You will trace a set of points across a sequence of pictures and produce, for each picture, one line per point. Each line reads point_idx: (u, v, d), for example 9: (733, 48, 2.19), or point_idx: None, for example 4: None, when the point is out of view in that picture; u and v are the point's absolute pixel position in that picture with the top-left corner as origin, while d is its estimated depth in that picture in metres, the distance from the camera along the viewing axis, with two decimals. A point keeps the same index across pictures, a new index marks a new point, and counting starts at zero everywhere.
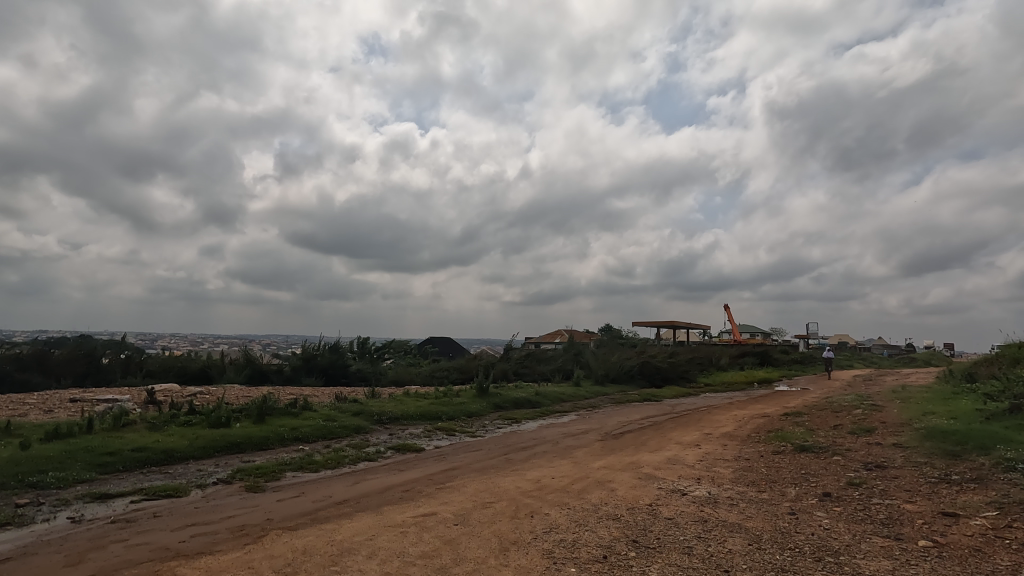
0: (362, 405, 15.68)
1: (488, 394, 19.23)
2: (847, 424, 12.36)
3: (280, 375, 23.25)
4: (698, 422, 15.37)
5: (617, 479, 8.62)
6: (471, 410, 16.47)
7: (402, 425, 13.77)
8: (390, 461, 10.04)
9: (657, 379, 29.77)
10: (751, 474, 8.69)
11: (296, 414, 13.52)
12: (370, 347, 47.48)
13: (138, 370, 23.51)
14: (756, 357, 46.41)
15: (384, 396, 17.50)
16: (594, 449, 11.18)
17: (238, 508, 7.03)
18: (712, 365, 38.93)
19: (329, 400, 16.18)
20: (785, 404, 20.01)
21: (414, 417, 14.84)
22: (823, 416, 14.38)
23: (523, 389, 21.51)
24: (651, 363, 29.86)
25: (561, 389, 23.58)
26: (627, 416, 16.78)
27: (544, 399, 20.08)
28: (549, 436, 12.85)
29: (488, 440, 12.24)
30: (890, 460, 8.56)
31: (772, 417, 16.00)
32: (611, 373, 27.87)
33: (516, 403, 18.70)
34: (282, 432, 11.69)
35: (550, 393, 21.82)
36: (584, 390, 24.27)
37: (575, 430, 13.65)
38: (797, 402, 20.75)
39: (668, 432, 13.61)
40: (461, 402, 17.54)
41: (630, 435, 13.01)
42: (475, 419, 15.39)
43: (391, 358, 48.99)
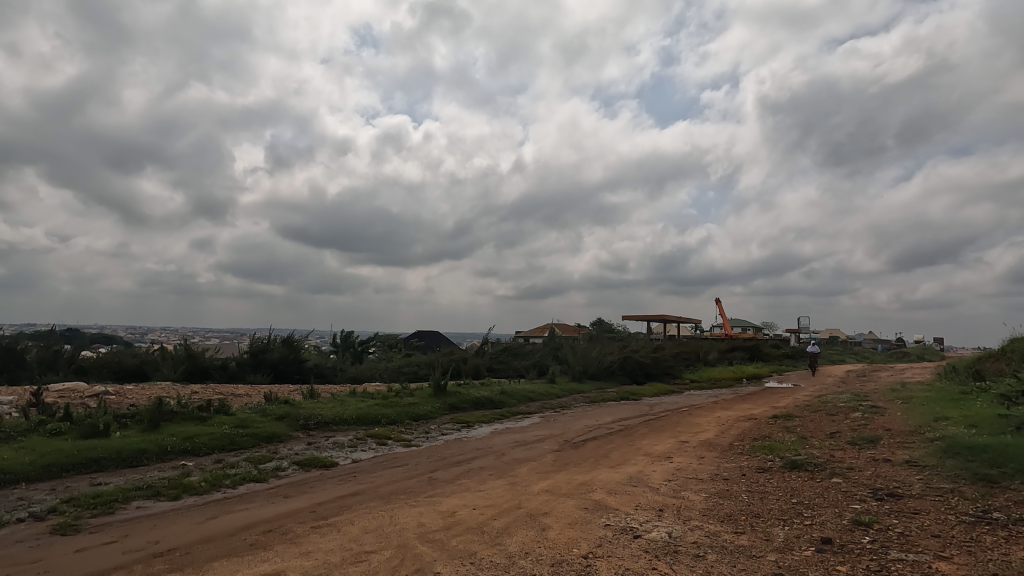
0: (291, 407, 13.67)
1: (445, 394, 17.29)
2: (846, 432, 10.47)
3: (225, 372, 21.17)
4: (675, 427, 13.44)
5: (555, 511, 6.67)
6: (419, 413, 14.47)
7: (328, 432, 11.80)
8: (281, 482, 8.04)
9: (639, 375, 27.94)
10: (727, 504, 6.78)
11: (200, 420, 11.50)
12: (352, 340, 45.58)
13: (67, 365, 21.37)
14: (747, 351, 44.89)
15: (323, 397, 15.50)
16: (543, 465, 9.21)
17: (9, 565, 5.03)
18: (700, 360, 37.16)
19: (256, 402, 14.16)
20: (775, 404, 18.18)
21: (348, 422, 12.87)
22: (817, 420, 12.56)
23: (488, 387, 19.57)
24: (633, 359, 28.03)
25: (532, 387, 21.65)
26: (596, 419, 14.90)
27: (509, 399, 18.17)
28: (495, 447, 10.84)
29: (421, 452, 10.26)
30: (906, 486, 6.66)
31: (760, 420, 14.16)
32: (589, 369, 26.02)
33: (475, 404, 16.75)
34: (167, 443, 9.67)
35: (519, 391, 19.91)
36: (558, 388, 22.37)
37: (529, 439, 11.66)
38: (787, 402, 18.98)
39: (637, 440, 11.67)
40: (410, 403, 15.56)
41: (592, 445, 11.04)
42: (420, 424, 13.43)
43: (370, 351, 46.98)
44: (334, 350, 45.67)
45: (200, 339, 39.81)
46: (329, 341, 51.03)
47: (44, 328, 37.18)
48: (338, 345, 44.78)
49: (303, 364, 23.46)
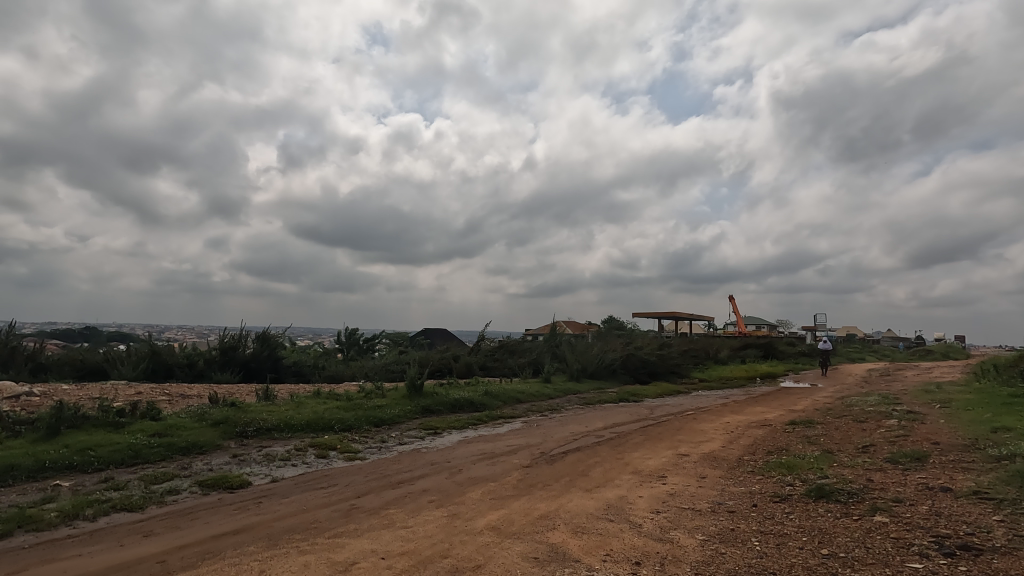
0: (234, 411, 11.99)
1: (421, 395, 15.54)
2: (882, 446, 8.55)
3: (192, 369, 19.70)
4: (675, 436, 11.53)
5: (492, 564, 4.83)
6: (382, 418, 12.71)
7: (263, 442, 10.07)
8: (159, 514, 6.29)
9: (643, 374, 26.04)
10: (731, 555, 4.89)
11: (114, 427, 9.84)
12: (356, 338, 44.30)
13: (28, 362, 19.93)
14: (760, 349, 42.77)
15: (280, 400, 13.81)
16: (501, 488, 7.36)
17: None
18: (710, 358, 35.08)
19: (197, 405, 12.50)
20: (790, 407, 16.20)
21: (295, 428, 11.14)
22: (843, 428, 10.62)
23: (471, 387, 17.81)
24: (637, 356, 26.11)
25: (522, 387, 19.83)
26: (586, 425, 13.04)
27: (494, 400, 16.40)
28: (453, 461, 9.02)
29: (360, 468, 8.48)
30: (983, 534, 4.75)
31: (775, 427, 12.22)
32: (588, 367, 24.17)
33: (453, 407, 14.96)
34: (52, 455, 8.00)
35: (506, 391, 18.10)
36: (551, 388, 20.53)
37: (497, 451, 9.84)
38: (803, 405, 17.01)
39: (627, 453, 9.79)
40: (376, 406, 13.82)
41: (571, 460, 9.19)
42: (380, 431, 11.67)
43: (376, 349, 45.67)
44: (337, 347, 44.47)
45: (196, 338, 38.67)
46: (329, 340, 49.76)
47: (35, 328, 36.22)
48: (340, 342, 43.51)
49: (279, 362, 21.95)
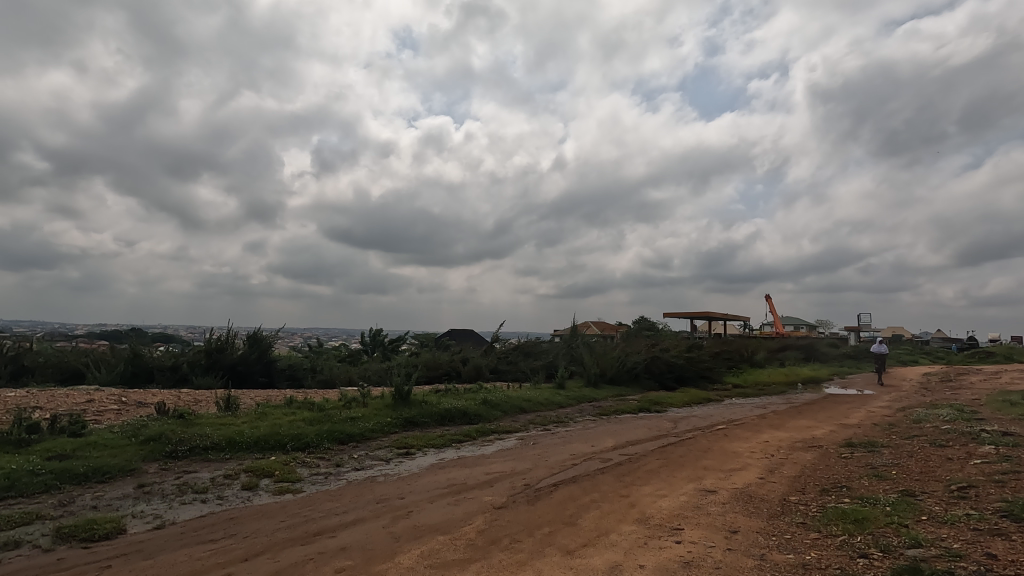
0: (177, 424, 10.26)
1: (407, 405, 13.64)
2: (989, 491, 6.17)
3: (175, 374, 18.28)
4: (700, 462, 9.28)
5: None
6: (350, 432, 10.81)
7: (188, 466, 8.27)
8: None
9: (669, 380, 23.60)
10: None
11: (12, 448, 8.20)
12: (381, 339, 43.09)
13: (9, 364, 18.55)
14: (801, 351, 39.66)
15: (241, 411, 12.05)
16: (447, 549, 5.33)
17: None
18: (745, 362, 32.21)
19: (139, 418, 10.83)
20: (842, 422, 13.66)
21: (239, 447, 9.34)
22: (920, 457, 8.21)
23: (469, 394, 15.83)
24: (662, 360, 23.67)
25: (530, 394, 17.73)
26: (593, 443, 10.88)
27: (492, 410, 14.38)
28: (406, 499, 7.04)
29: (282, 509, 6.55)
30: None
31: (828, 451, 9.83)
32: (608, 372, 21.95)
33: (442, 420, 12.98)
34: None
35: (509, 399, 16.06)
36: (562, 395, 18.35)
37: (469, 484, 7.80)
38: (856, 419, 14.40)
39: (635, 487, 7.63)
40: (349, 418, 11.95)
41: (559, 498, 7.09)
42: (341, 450, 9.78)
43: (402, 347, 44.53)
44: (361, 348, 43.36)
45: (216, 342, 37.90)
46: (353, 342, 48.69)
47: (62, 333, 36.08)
48: (364, 343, 42.35)
49: (272, 365, 20.38)
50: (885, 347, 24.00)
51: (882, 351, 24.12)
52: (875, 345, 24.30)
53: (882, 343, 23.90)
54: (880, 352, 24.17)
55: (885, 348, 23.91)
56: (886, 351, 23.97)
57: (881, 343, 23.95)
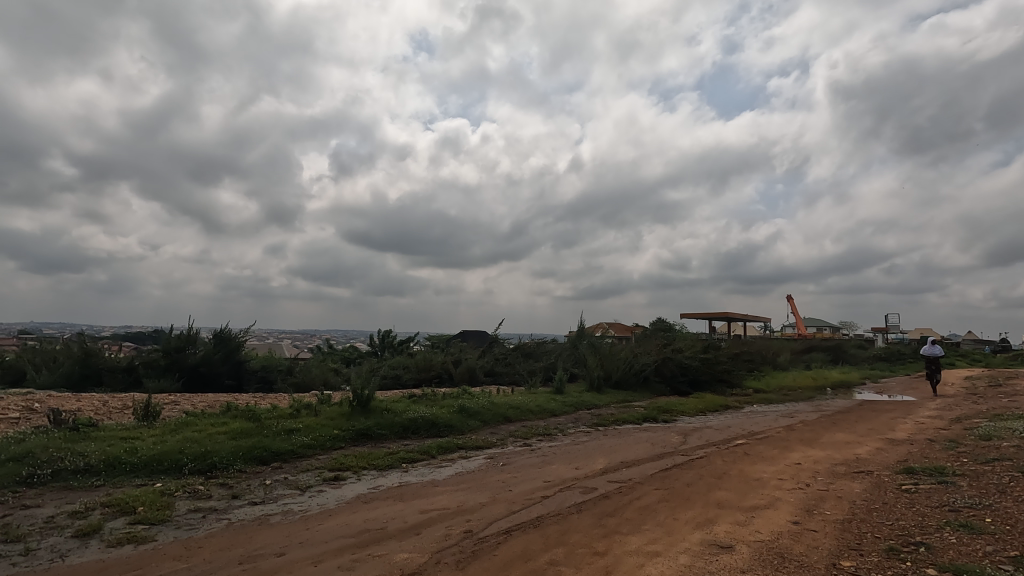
0: (60, 437, 8.32)
1: (366, 414, 11.59)
2: None
3: (128, 376, 16.61)
4: (711, 496, 7.03)
5: None
6: (277, 449, 8.78)
7: (30, 499, 6.31)
8: None
9: (682, 385, 21.25)
10: None
11: None
12: (390, 339, 41.35)
13: None
14: (828, 353, 37.03)
15: (161, 421, 10.13)
16: None
17: None
18: (767, 364, 29.67)
19: (25, 430, 8.93)
20: (888, 438, 11.27)
21: (118, 472, 7.35)
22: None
23: (447, 401, 13.72)
24: (674, 361, 21.36)
25: (520, 400, 15.57)
26: (578, 465, 8.69)
27: (469, 420, 12.27)
28: (285, 557, 4.97)
29: None
30: None
31: (882, 482, 7.50)
32: (613, 375, 19.81)
33: (403, 432, 10.89)
34: None
35: (493, 406, 13.93)
36: (558, 401, 16.16)
37: (390, 531, 5.67)
38: (905, 433, 12.00)
39: (618, 539, 5.43)
40: (287, 430, 9.93)
41: (503, 558, 4.95)
42: (254, 475, 7.74)
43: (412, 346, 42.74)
44: (370, 349, 41.74)
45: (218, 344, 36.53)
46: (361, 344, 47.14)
47: (65, 334, 35.01)
48: (373, 344, 40.63)
49: (241, 367, 18.55)
50: (940, 349, 21.29)
51: (935, 352, 21.41)
52: (927, 347, 21.57)
53: (935, 345, 21.20)
54: (931, 355, 21.47)
55: (939, 350, 21.24)
56: (939, 354, 21.28)
57: (935, 345, 21.24)
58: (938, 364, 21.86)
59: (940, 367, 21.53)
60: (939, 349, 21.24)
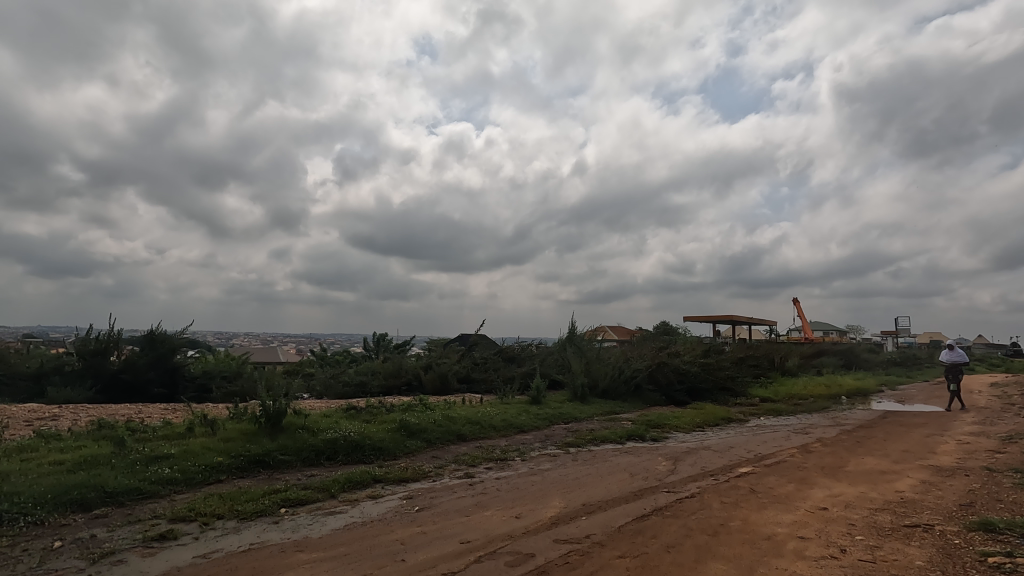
0: None
1: (275, 432, 9.26)
2: None
3: (34, 384, 14.64)
4: (699, 573, 4.68)
5: None
6: (114, 487, 6.48)
7: None
8: None
9: (680, 395, 18.77)
10: None
11: None
12: (387, 343, 38.91)
13: None
14: (840, 358, 34.65)
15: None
16: None
17: None
18: (775, 370, 27.29)
19: None
20: (934, 467, 8.85)
21: None
22: None
23: (390, 415, 11.37)
24: (670, 367, 19.00)
25: (484, 413, 13.20)
26: (520, 513, 6.32)
27: (407, 440, 9.94)
28: None
29: None
30: None
31: (954, 549, 5.10)
32: (599, 384, 17.49)
33: (314, 458, 8.58)
34: None
35: (446, 421, 11.59)
36: (530, 414, 13.81)
37: None
38: (952, 459, 9.58)
39: None
40: (152, 458, 7.62)
41: None
42: (48, 533, 5.43)
43: (417, 351, 39.60)
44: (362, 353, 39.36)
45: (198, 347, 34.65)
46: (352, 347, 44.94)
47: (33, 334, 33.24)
48: (369, 348, 38.27)
49: (176, 374, 16.15)
50: (962, 354, 18.43)
51: (957, 357, 18.53)
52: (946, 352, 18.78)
53: (955, 348, 18.37)
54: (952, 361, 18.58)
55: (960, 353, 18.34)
56: (962, 359, 18.37)
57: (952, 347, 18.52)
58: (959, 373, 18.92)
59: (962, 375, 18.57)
60: (961, 353, 18.37)
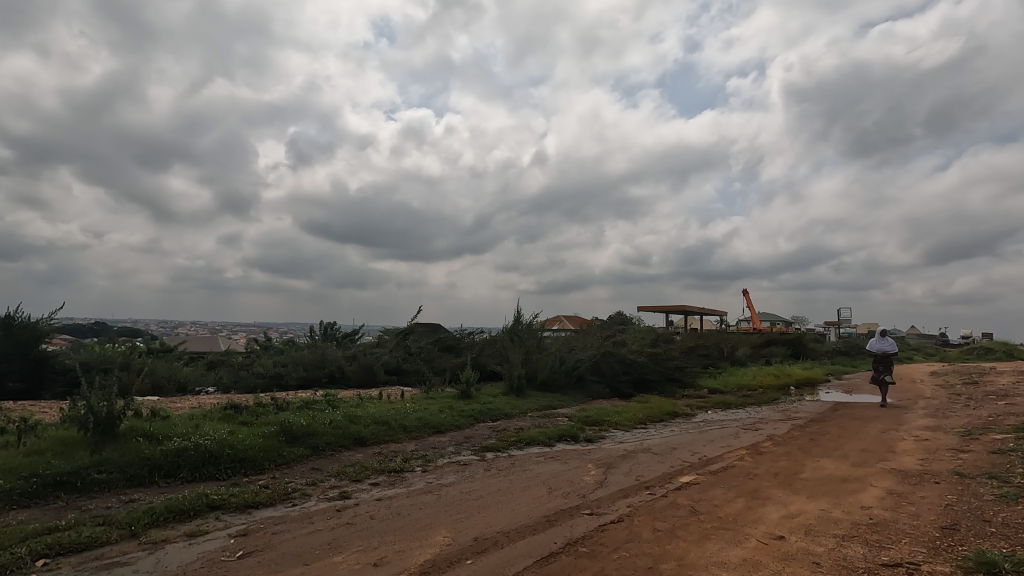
0: None
1: (104, 442, 7.25)
2: None
3: None
4: None
5: None
6: None
7: None
8: None
9: (625, 386, 17.45)
10: None
11: None
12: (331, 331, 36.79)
13: None
14: (787, 347, 34.58)
15: None
16: None
17: None
18: (724, 359, 26.60)
19: None
20: (899, 473, 7.66)
21: None
22: None
23: (274, 416, 9.43)
24: (616, 357, 17.73)
25: (398, 411, 11.42)
26: (382, 557, 4.62)
27: (284, 448, 8.09)
28: None
29: None
30: None
31: None
32: (538, 376, 16.06)
33: (146, 476, 6.65)
34: None
35: (345, 421, 9.77)
36: (453, 411, 12.14)
37: None
38: (915, 461, 8.47)
39: None
40: None
41: None
42: None
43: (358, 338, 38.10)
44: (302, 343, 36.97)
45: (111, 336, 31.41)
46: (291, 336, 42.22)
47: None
48: (315, 336, 36.06)
49: (42, 366, 13.73)
50: (891, 342, 17.49)
51: (886, 346, 17.50)
52: (875, 341, 17.72)
53: (885, 336, 17.42)
54: (882, 349, 17.47)
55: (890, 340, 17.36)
56: (891, 348, 17.39)
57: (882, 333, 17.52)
58: (888, 363, 17.79)
59: (892, 365, 17.39)
60: (890, 341, 17.44)
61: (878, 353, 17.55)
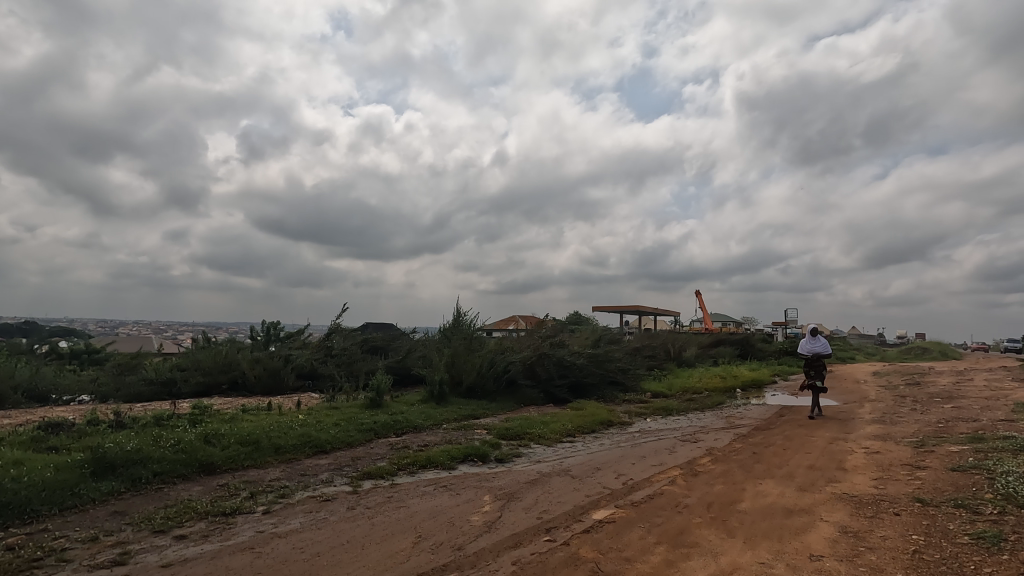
0: None
1: None
2: None
3: None
4: None
5: None
6: None
7: None
8: None
9: (561, 391, 16.03)
10: None
11: None
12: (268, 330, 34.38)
13: None
14: (736, 347, 34.14)
15: None
16: None
17: None
18: (671, 360, 25.66)
19: None
20: (851, 501, 6.38)
21: None
22: None
23: (98, 438, 7.44)
24: (552, 359, 16.28)
25: (279, 426, 9.54)
26: None
27: (84, 484, 6.15)
28: None
29: None
30: None
31: None
32: (463, 381, 14.40)
33: None
34: None
35: (195, 440, 7.85)
36: (350, 424, 10.33)
37: None
38: (868, 482, 7.25)
39: None
40: None
41: None
42: None
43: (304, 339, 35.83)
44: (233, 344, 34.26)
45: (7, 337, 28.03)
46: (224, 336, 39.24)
47: None
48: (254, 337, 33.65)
49: None
50: (821, 342, 16.52)
51: (817, 347, 16.53)
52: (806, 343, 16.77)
53: (816, 337, 16.44)
54: (814, 351, 16.47)
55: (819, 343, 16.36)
56: (822, 348, 16.41)
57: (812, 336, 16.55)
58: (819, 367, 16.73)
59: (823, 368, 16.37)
60: (820, 342, 16.47)
61: (810, 356, 16.49)
